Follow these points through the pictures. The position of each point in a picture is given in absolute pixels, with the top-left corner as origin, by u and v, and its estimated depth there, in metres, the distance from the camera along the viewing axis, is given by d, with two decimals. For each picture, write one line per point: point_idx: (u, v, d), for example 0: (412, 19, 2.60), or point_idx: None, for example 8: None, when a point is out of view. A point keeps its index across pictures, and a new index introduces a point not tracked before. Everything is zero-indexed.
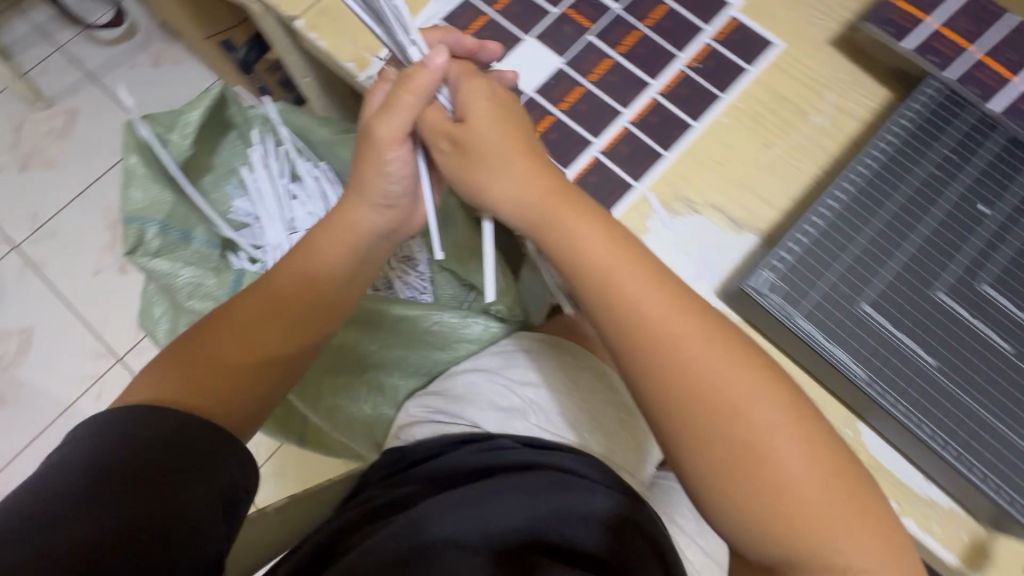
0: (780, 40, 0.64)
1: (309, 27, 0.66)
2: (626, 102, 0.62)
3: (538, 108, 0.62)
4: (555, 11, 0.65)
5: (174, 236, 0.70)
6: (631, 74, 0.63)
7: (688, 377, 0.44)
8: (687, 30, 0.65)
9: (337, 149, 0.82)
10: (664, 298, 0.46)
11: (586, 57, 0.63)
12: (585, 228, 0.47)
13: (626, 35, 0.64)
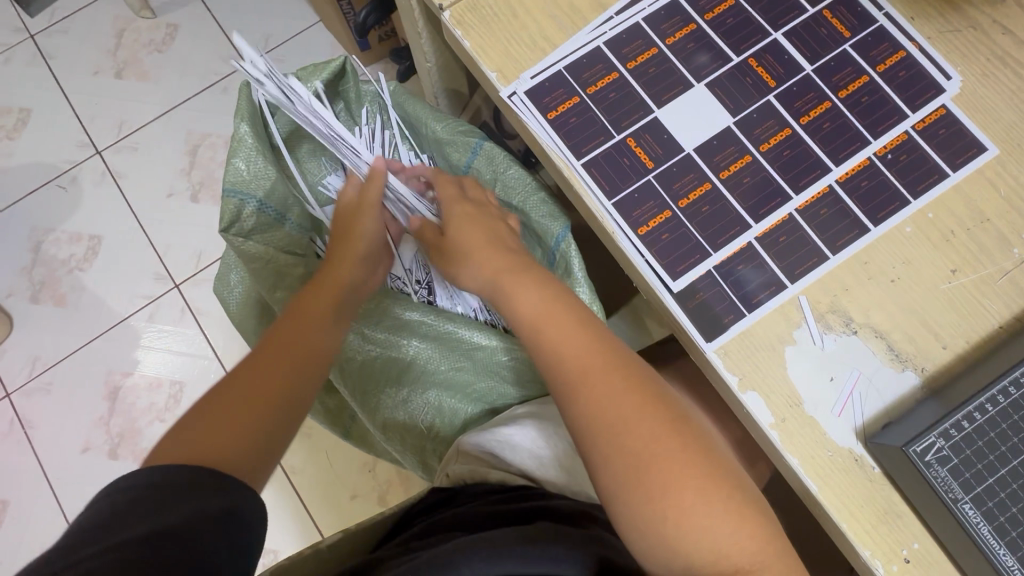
0: (995, 146, 0.54)
1: (453, 21, 0.59)
2: (799, 186, 0.54)
3: (697, 171, 0.55)
4: (737, 59, 0.57)
5: (270, 215, 0.66)
6: (809, 153, 0.55)
7: (627, 446, 0.48)
8: (885, 113, 0.56)
9: (443, 148, 0.75)
10: (635, 410, 0.50)
11: (762, 121, 0.56)
12: (521, 299, 0.55)
13: (812, 105, 0.56)
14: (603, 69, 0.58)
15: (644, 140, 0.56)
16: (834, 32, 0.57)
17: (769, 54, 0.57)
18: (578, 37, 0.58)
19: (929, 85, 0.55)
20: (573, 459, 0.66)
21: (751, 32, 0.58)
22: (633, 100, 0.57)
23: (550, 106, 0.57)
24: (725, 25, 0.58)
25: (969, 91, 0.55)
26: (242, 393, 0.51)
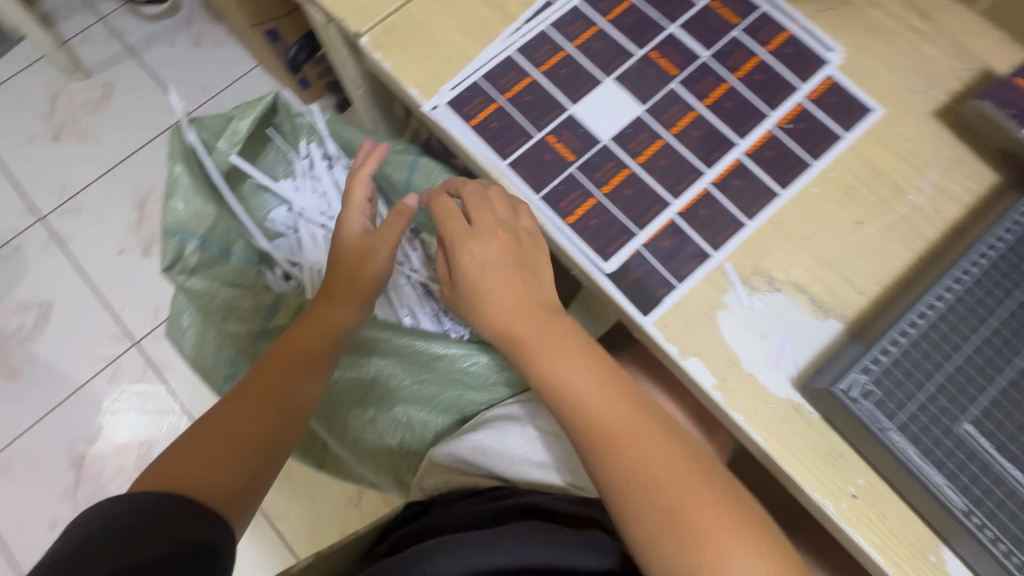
0: (879, 107, 0.59)
1: (372, 46, 0.62)
2: (710, 161, 0.58)
3: (616, 158, 0.58)
4: (640, 54, 0.61)
5: (214, 250, 0.66)
6: (716, 131, 0.59)
7: (650, 477, 0.48)
8: (779, 88, 0.60)
9: (383, 169, 0.77)
10: (650, 443, 0.50)
11: (669, 107, 0.60)
12: (532, 329, 0.54)
13: (713, 87, 0.60)
14: (517, 75, 0.61)
15: (563, 136, 0.59)
16: (723, 21, 0.62)
17: (668, 46, 0.61)
18: (489, 48, 0.61)
19: (814, 58, 0.61)
20: (550, 455, 0.67)
21: (649, 27, 0.62)
22: (548, 101, 0.61)
23: (471, 113, 0.60)
24: (625, 23, 0.62)
25: (849, 60, 0.60)
26: (232, 432, 0.52)
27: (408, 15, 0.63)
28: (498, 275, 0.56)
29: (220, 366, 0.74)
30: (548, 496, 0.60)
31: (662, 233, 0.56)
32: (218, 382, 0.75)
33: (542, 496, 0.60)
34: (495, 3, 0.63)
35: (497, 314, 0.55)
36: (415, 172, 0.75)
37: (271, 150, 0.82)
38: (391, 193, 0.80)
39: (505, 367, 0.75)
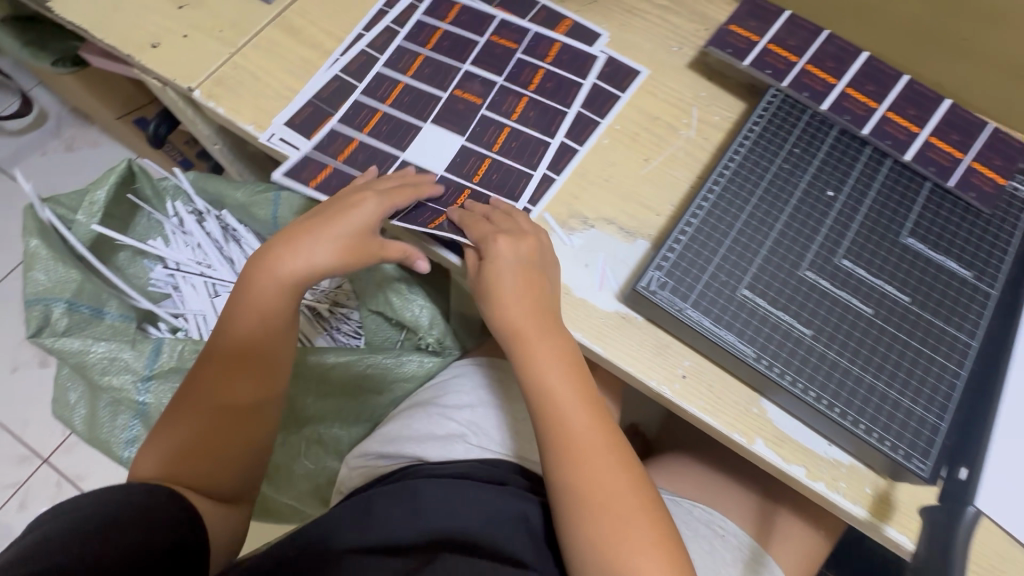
0: (645, 68, 0.72)
1: (205, 97, 0.68)
2: (534, 163, 0.66)
3: (456, 184, 0.64)
4: (445, 94, 0.69)
5: (85, 312, 0.68)
6: (529, 140, 0.67)
7: (585, 459, 0.53)
8: (568, 89, 0.70)
9: (250, 210, 0.82)
10: (594, 434, 0.54)
11: (485, 131, 0.67)
12: (503, 311, 0.57)
13: (515, 104, 0.69)
14: (343, 141, 0.66)
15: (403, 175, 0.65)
16: (504, 48, 0.71)
17: (466, 80, 0.70)
18: (315, 80, 0.69)
19: (588, 41, 0.73)
20: (451, 429, 0.67)
21: (447, 69, 0.70)
22: (382, 117, 0.68)
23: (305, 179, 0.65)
24: (426, 73, 0.70)
25: (616, 38, 0.73)
26: (221, 416, 0.58)
27: (236, 66, 0.70)
28: (508, 276, 0.56)
29: (115, 428, 0.74)
30: (446, 471, 0.61)
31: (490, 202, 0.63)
32: (116, 447, 0.75)
33: (438, 473, 0.61)
34: (313, 43, 0.71)
35: (509, 312, 0.56)
36: (280, 207, 0.80)
37: (140, 217, 0.85)
38: (263, 232, 0.84)
39: (399, 364, 0.77)
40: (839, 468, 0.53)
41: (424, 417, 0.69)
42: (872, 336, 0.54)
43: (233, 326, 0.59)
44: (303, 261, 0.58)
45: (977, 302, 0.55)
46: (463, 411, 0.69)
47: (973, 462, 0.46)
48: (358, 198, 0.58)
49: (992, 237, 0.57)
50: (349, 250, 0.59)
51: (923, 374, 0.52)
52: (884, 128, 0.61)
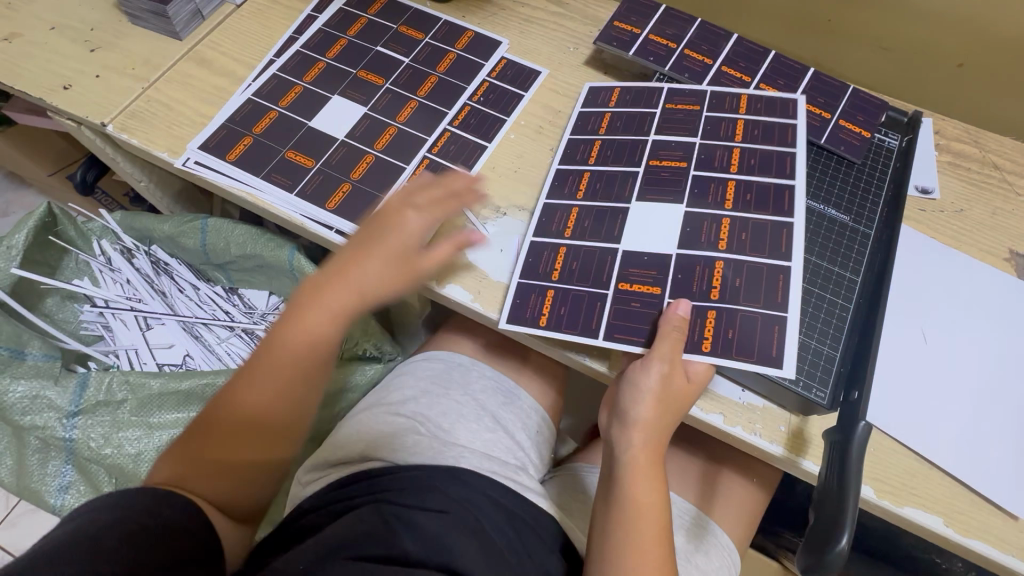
0: (544, 68, 0.75)
1: (119, 130, 0.70)
2: (784, 252, 0.57)
3: (701, 259, 0.57)
4: (650, 137, 0.66)
5: (3, 353, 0.68)
6: (763, 185, 0.61)
7: (641, 543, 0.51)
8: (781, 129, 0.64)
9: (179, 241, 0.82)
10: (656, 524, 0.52)
11: (707, 189, 0.61)
12: (630, 393, 0.53)
13: (727, 157, 0.63)
14: (551, 251, 0.61)
15: (635, 275, 0.58)
16: (688, 111, 0.67)
17: (661, 148, 0.65)
18: (228, 104, 0.72)
19: (491, 47, 0.77)
20: (416, 431, 0.65)
21: (640, 117, 0.68)
22: (291, 124, 0.70)
23: (537, 313, 0.58)
24: (619, 126, 0.68)
25: (516, 43, 0.77)
26: (239, 423, 0.53)
27: (151, 99, 0.72)
28: (658, 370, 0.52)
29: (46, 476, 0.72)
30: (430, 470, 0.59)
31: (404, 193, 0.66)
32: (44, 493, 0.72)
33: (420, 472, 0.59)
34: (227, 72, 0.74)
35: (644, 394, 0.52)
36: (208, 234, 0.80)
37: (68, 259, 0.84)
38: (195, 261, 0.85)
39: None
40: (753, 411, 0.55)
41: (413, 422, 0.66)
42: None
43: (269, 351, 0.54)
44: (356, 286, 0.55)
45: (861, 244, 0.59)
46: (445, 412, 0.67)
47: (862, 383, 0.49)
48: (400, 216, 0.57)
49: (865, 184, 0.63)
50: (397, 275, 0.55)
51: (814, 310, 0.56)
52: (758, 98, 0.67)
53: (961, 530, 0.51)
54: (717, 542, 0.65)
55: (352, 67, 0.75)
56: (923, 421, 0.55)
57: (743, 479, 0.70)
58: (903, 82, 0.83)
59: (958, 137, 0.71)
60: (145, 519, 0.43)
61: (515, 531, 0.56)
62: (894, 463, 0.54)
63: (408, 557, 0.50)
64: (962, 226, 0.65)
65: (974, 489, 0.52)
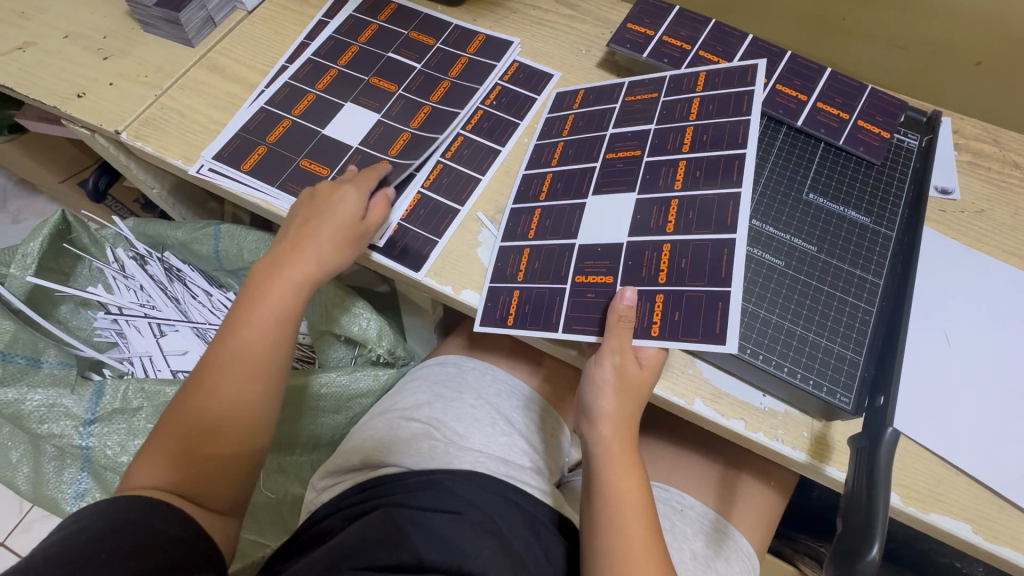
0: (556, 71, 0.75)
1: (132, 137, 0.70)
2: (730, 225, 0.55)
3: (648, 246, 0.57)
4: (608, 132, 0.66)
5: (20, 362, 0.68)
6: (715, 159, 0.60)
7: (631, 539, 0.49)
8: (736, 100, 0.63)
9: (191, 248, 0.82)
10: (641, 517, 0.51)
11: (659, 172, 0.61)
12: (589, 385, 0.53)
13: (681, 136, 0.63)
14: (515, 255, 0.61)
15: (589, 267, 0.58)
16: (644, 101, 0.68)
17: (616, 140, 0.65)
18: (240, 111, 0.72)
19: (502, 50, 0.76)
20: (430, 437, 0.64)
21: (600, 114, 0.68)
22: (304, 132, 0.70)
23: (503, 313, 0.59)
24: (580, 126, 0.68)
25: (526, 46, 0.77)
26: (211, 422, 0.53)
27: (164, 106, 0.72)
28: (609, 353, 0.52)
29: (62, 483, 0.72)
30: (444, 474, 0.58)
31: (417, 199, 0.66)
32: (60, 500, 0.72)
33: (431, 476, 0.58)
34: (239, 79, 0.75)
35: (602, 383, 0.52)
36: (221, 240, 0.80)
37: (82, 267, 0.84)
38: (207, 267, 0.86)
39: (354, 381, 0.77)
40: (775, 416, 0.55)
41: (425, 429, 0.65)
42: (787, 285, 0.57)
43: (229, 344, 0.56)
44: (308, 260, 0.58)
45: (882, 247, 0.58)
46: (454, 416, 0.67)
47: (888, 387, 0.49)
48: (338, 192, 0.61)
49: (885, 184, 0.62)
50: (349, 240, 0.59)
51: (837, 314, 0.55)
52: (775, 98, 0.67)
53: (990, 537, 0.50)
54: (737, 546, 0.64)
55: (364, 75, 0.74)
56: (950, 427, 0.54)
57: (761, 483, 0.69)
58: (904, 75, 0.83)
59: (977, 137, 0.70)
60: (141, 527, 0.44)
61: (536, 538, 0.56)
62: (921, 468, 0.53)
63: (420, 561, 0.49)
64: (984, 226, 0.64)
65: (1004, 496, 0.51)
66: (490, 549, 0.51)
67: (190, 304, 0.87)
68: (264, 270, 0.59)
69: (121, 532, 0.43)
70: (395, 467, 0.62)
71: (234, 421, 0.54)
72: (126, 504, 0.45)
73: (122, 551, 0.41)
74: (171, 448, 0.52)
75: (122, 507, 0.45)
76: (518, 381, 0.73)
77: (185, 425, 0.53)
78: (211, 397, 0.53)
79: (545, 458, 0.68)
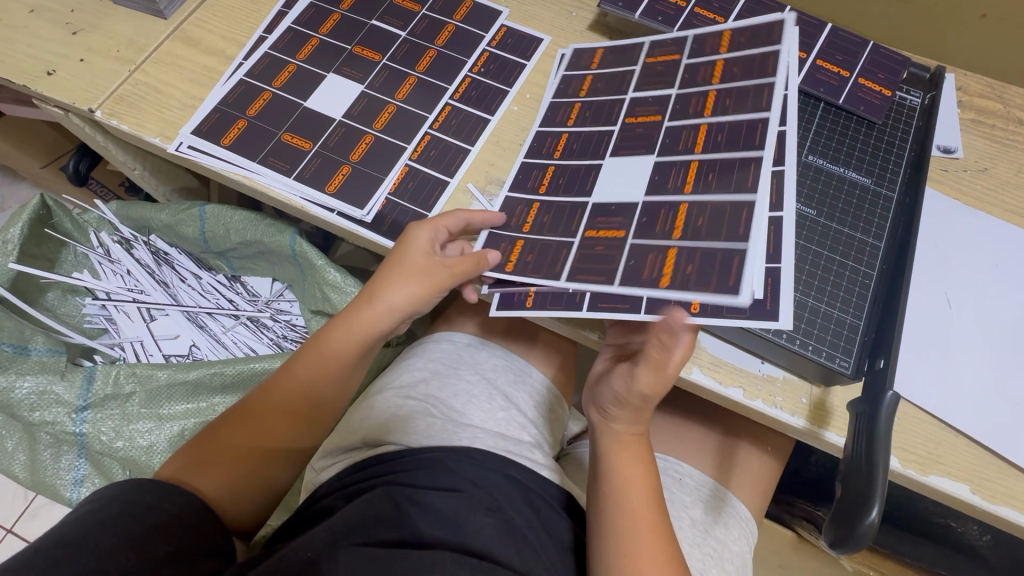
0: (546, 35, 0.72)
1: (107, 116, 0.67)
2: (751, 186, 0.52)
3: (665, 205, 0.55)
4: (627, 96, 0.64)
5: (8, 350, 0.66)
6: (737, 123, 0.56)
7: (639, 523, 0.50)
8: (761, 61, 0.59)
9: (177, 230, 0.80)
10: (647, 501, 0.51)
11: (680, 137, 0.59)
12: (619, 396, 0.51)
13: (703, 101, 0.60)
14: (525, 207, 0.60)
15: (601, 224, 0.56)
16: (666, 61, 0.64)
17: (637, 105, 0.63)
18: (218, 84, 0.69)
19: (490, 16, 0.73)
20: (427, 418, 0.63)
21: (620, 77, 0.65)
22: (286, 104, 0.68)
23: (503, 260, 0.57)
24: (598, 88, 0.65)
25: (515, 10, 0.74)
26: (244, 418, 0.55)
27: (139, 83, 0.69)
28: (648, 363, 0.48)
29: (59, 470, 0.72)
30: (445, 453, 0.58)
31: (408, 171, 0.64)
32: (59, 488, 0.72)
33: (433, 454, 0.57)
34: (217, 52, 0.71)
35: (628, 394, 0.50)
36: (208, 221, 0.78)
37: (67, 252, 0.83)
38: (195, 249, 0.84)
39: None
40: (774, 383, 0.54)
41: (432, 411, 0.64)
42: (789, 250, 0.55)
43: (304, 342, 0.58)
44: (381, 308, 0.56)
45: (885, 210, 0.57)
46: (460, 395, 0.66)
47: (889, 351, 0.48)
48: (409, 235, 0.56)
49: (887, 144, 0.60)
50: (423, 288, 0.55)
51: (838, 280, 0.54)
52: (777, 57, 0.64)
53: (992, 498, 0.50)
54: (735, 512, 0.64)
55: (347, 44, 0.71)
56: (947, 386, 0.54)
57: (759, 450, 0.69)
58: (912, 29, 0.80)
59: (982, 93, 0.68)
60: (138, 512, 0.43)
61: (534, 513, 0.56)
62: (922, 433, 0.52)
63: (422, 538, 0.49)
64: (989, 185, 0.63)
65: (1004, 457, 0.51)
66: (496, 523, 0.51)
67: (178, 288, 0.86)
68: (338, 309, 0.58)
69: (109, 521, 0.41)
70: (396, 444, 0.61)
71: (262, 408, 0.56)
72: (119, 485, 0.45)
73: (112, 532, 0.40)
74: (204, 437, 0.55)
75: (114, 487, 0.44)
76: (515, 354, 0.73)
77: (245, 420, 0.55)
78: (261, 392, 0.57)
79: (545, 432, 0.68)
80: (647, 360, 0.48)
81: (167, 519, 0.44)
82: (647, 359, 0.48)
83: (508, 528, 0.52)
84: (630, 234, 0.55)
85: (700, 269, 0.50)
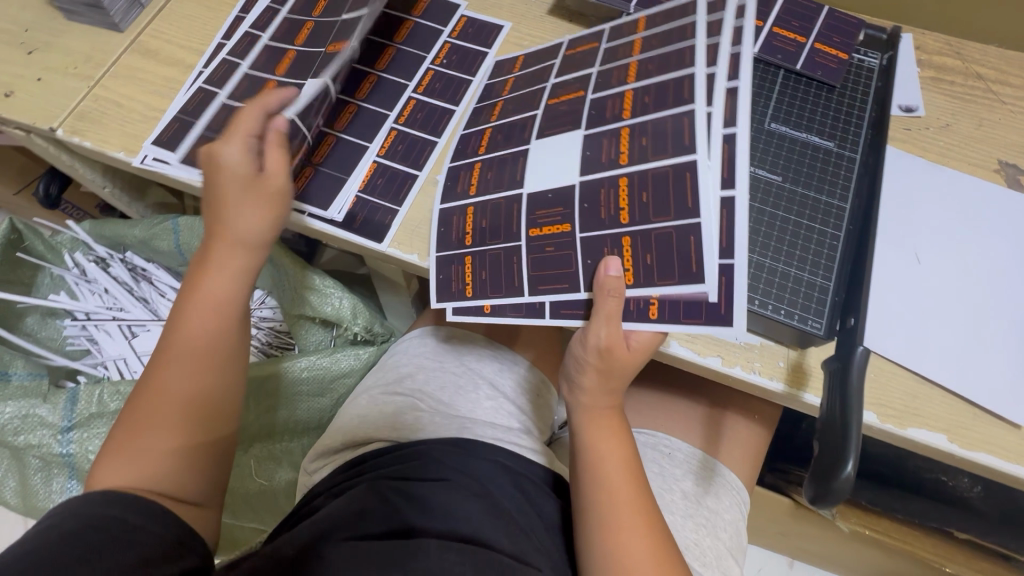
0: (506, 21, 0.72)
1: (68, 134, 0.67)
2: (688, 145, 0.48)
3: (604, 180, 0.52)
4: (549, 83, 0.61)
5: None
6: (662, 83, 0.52)
7: (617, 493, 0.51)
8: None
9: (152, 245, 0.80)
10: (625, 472, 0.52)
11: (605, 104, 0.55)
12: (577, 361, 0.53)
13: (625, 70, 0.56)
14: (460, 217, 0.59)
15: (543, 217, 0.54)
16: None
17: (558, 87, 0.60)
18: (178, 95, 0.68)
19: (449, 8, 0.73)
20: (413, 412, 0.63)
21: (541, 70, 0.63)
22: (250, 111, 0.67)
23: (461, 285, 0.57)
24: (520, 85, 0.64)
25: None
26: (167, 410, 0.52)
27: (100, 98, 0.69)
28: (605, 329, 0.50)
29: (51, 492, 0.72)
30: (428, 443, 0.58)
31: (375, 168, 0.63)
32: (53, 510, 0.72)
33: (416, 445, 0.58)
34: (176, 62, 0.71)
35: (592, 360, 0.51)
36: (182, 234, 0.77)
37: (42, 276, 0.82)
38: (172, 263, 0.83)
39: (335, 361, 0.76)
40: (751, 350, 0.55)
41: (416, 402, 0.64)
42: (756, 216, 0.56)
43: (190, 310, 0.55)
44: (235, 235, 0.56)
45: (849, 171, 0.57)
46: (442, 385, 0.67)
47: (858, 309, 0.49)
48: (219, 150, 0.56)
49: (848, 106, 0.61)
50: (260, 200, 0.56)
51: (805, 244, 0.54)
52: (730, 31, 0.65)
53: (968, 446, 0.51)
54: (725, 481, 0.65)
55: None
56: (917, 340, 0.54)
57: (745, 419, 0.70)
58: None
59: (940, 51, 0.69)
60: (113, 526, 0.43)
61: (524, 496, 0.56)
62: (899, 387, 0.53)
63: (408, 527, 0.49)
64: (952, 140, 0.64)
65: (978, 404, 0.52)
66: (485, 508, 0.52)
67: (157, 302, 0.85)
68: (195, 256, 0.57)
69: (75, 536, 0.41)
70: (383, 439, 0.62)
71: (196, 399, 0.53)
72: (92, 498, 0.44)
73: (81, 548, 0.40)
74: (133, 442, 0.50)
75: (88, 500, 0.44)
76: (499, 343, 0.73)
77: (157, 405, 0.52)
78: (169, 380, 0.53)
79: (532, 416, 0.69)
80: (600, 327, 0.50)
81: (142, 530, 0.44)
82: (599, 330, 0.50)
83: (499, 512, 0.52)
84: (576, 228, 0.53)
85: (659, 257, 0.49)
